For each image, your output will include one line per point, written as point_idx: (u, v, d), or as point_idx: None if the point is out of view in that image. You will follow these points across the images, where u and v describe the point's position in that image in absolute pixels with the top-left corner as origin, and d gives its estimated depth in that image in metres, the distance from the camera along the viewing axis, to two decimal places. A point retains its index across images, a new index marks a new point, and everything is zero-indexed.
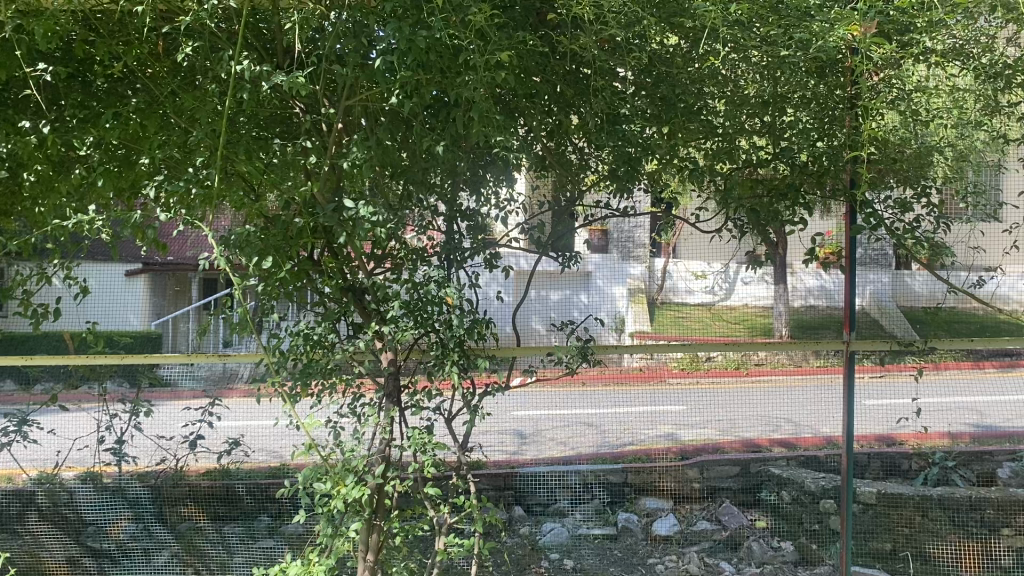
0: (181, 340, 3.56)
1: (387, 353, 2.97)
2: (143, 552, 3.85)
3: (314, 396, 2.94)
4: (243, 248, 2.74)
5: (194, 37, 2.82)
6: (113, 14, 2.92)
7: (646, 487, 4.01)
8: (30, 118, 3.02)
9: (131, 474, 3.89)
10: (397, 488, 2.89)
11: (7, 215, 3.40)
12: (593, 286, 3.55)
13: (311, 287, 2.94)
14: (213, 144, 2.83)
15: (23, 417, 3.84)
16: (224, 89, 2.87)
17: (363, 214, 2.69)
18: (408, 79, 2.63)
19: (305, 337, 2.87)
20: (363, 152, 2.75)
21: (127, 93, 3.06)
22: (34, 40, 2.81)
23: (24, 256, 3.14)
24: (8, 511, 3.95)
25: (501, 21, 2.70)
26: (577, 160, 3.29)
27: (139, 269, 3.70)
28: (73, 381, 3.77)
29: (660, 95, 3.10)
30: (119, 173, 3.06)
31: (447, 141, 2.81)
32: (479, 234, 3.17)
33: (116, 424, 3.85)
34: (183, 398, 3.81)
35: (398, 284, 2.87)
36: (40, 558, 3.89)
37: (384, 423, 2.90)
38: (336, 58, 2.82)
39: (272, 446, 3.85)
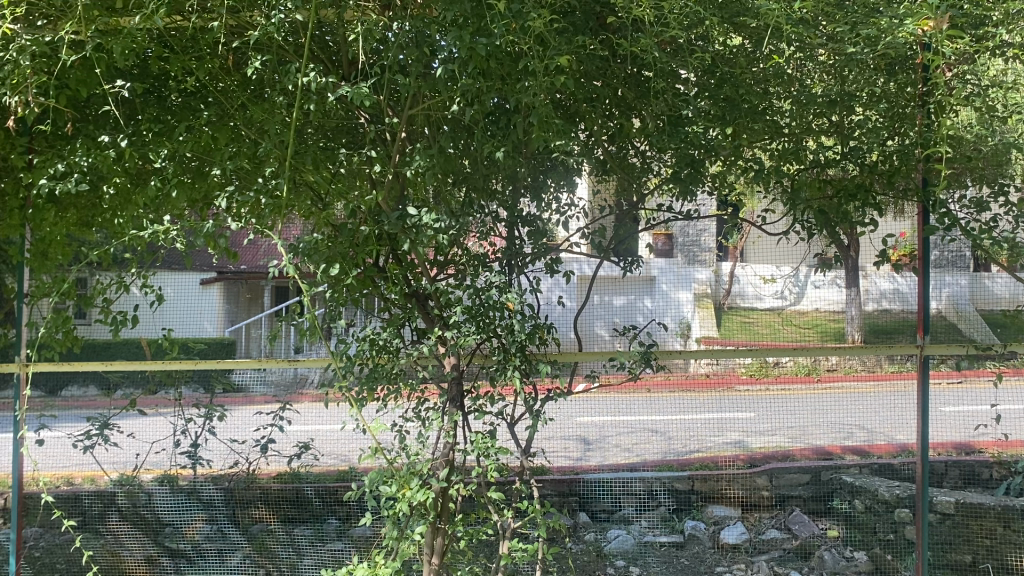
0: (253, 347, 3.65)
1: (450, 358, 3.01)
2: (216, 550, 3.95)
3: (379, 401, 2.99)
4: (311, 256, 2.82)
5: (263, 50, 2.94)
6: (186, 31, 3.02)
7: (713, 495, 4.09)
8: (109, 133, 3.12)
9: (205, 477, 4.03)
10: (461, 492, 2.91)
11: (88, 228, 3.40)
12: (657, 291, 3.51)
13: (376, 293, 2.97)
14: (281, 154, 2.91)
15: (105, 421, 3.95)
16: (291, 100, 2.95)
17: (426, 221, 2.77)
18: (469, 87, 2.68)
19: (372, 342, 2.92)
20: (425, 160, 2.82)
21: (199, 107, 3.15)
22: (113, 58, 2.92)
23: (103, 266, 3.23)
24: (91, 510, 4.08)
25: (561, 26, 2.71)
26: (639, 163, 3.28)
27: (215, 276, 3.67)
28: (152, 386, 3.87)
29: (724, 96, 3.06)
30: (192, 184, 3.14)
31: (508, 147, 2.80)
32: (541, 239, 3.19)
33: (191, 428, 3.97)
34: (254, 403, 3.90)
35: (460, 290, 2.90)
36: (120, 557, 4.02)
37: (448, 427, 2.96)
38: (399, 68, 2.86)
39: (341, 450, 4.00)
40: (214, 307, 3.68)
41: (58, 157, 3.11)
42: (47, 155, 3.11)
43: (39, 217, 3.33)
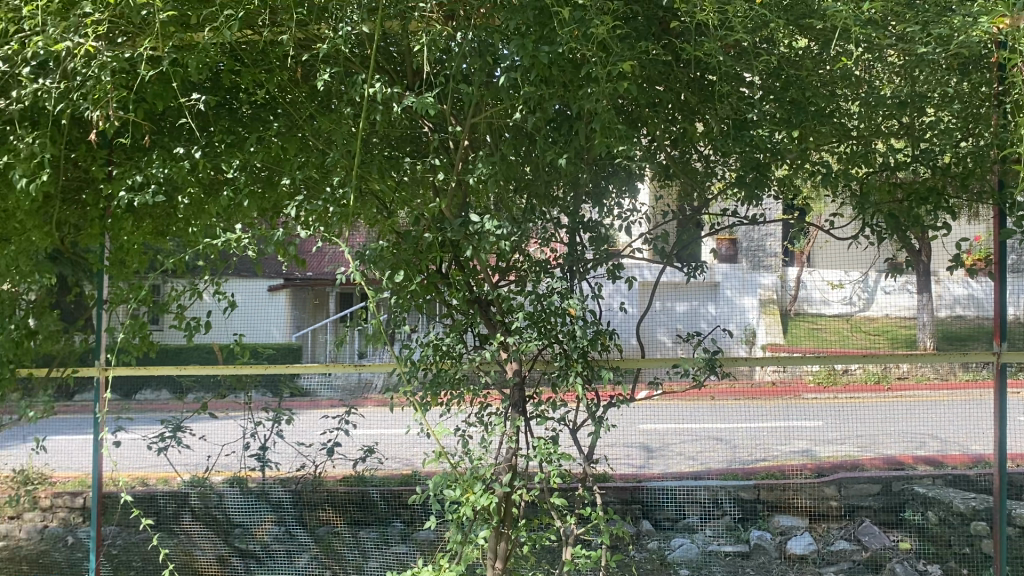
0: (319, 351, 3.71)
1: (512, 364, 3.04)
2: (285, 550, 3.99)
3: (443, 405, 2.99)
4: (377, 263, 2.85)
5: (330, 62, 3.01)
6: (257, 45, 3.11)
7: (779, 504, 4.17)
8: (184, 144, 3.21)
9: (275, 479, 4.18)
10: (524, 497, 2.92)
11: (163, 236, 3.49)
12: (722, 297, 3.47)
13: (439, 299, 3.02)
14: (349, 163, 3.00)
15: (178, 423, 4.12)
16: (358, 111, 3.02)
17: (488, 227, 2.78)
18: (532, 95, 2.69)
19: (435, 347, 2.95)
20: (488, 167, 2.84)
21: (269, 118, 3.25)
22: (188, 72, 3.02)
23: (177, 273, 3.27)
24: (167, 510, 4.20)
25: (624, 31, 2.68)
26: (702, 168, 3.25)
27: (282, 284, 3.85)
28: (222, 391, 3.95)
29: (789, 99, 3.01)
30: (262, 193, 3.24)
31: (571, 154, 2.81)
32: (603, 245, 3.16)
33: (260, 431, 4.16)
34: (321, 407, 4.05)
35: (522, 296, 2.92)
36: (193, 556, 4.09)
37: (510, 432, 2.98)
38: (462, 77, 2.90)
39: (405, 454, 4.13)
40: (282, 313, 3.86)
41: (136, 168, 3.18)
42: (126, 166, 3.18)
43: (118, 226, 3.37)
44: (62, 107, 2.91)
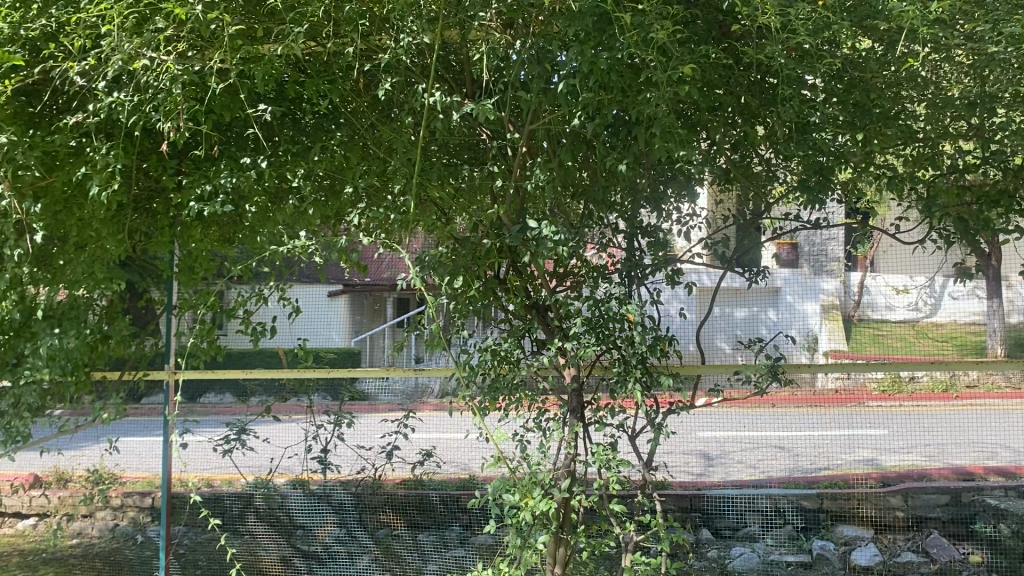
0: (378, 356, 3.80)
1: (570, 369, 3.03)
2: (346, 551, 4.03)
3: (501, 410, 3.03)
4: (436, 268, 2.89)
5: (391, 73, 3.06)
6: (320, 56, 3.17)
7: (843, 514, 4.09)
8: (251, 154, 3.29)
9: (336, 480, 4.31)
10: (583, 503, 2.91)
11: (229, 243, 3.61)
12: (782, 302, 3.52)
13: (497, 304, 3.06)
14: (409, 172, 3.06)
15: (243, 426, 4.15)
16: (418, 120, 3.06)
17: (547, 233, 2.78)
18: (590, 100, 2.70)
19: (493, 352, 2.97)
20: (546, 174, 2.86)
21: (331, 127, 3.34)
22: (255, 84, 3.11)
23: (244, 279, 3.35)
24: (231, 510, 4.25)
25: (683, 35, 2.66)
26: (764, 171, 3.18)
27: (342, 290, 3.94)
28: (285, 395, 4.11)
29: (853, 101, 2.95)
30: (326, 201, 3.32)
31: (630, 159, 2.80)
32: (661, 251, 3.06)
33: (322, 434, 4.29)
34: (379, 410, 4.13)
35: (580, 301, 2.93)
36: (258, 556, 4.12)
37: (568, 438, 2.95)
38: (521, 85, 2.94)
39: (463, 458, 4.26)
40: (341, 317, 3.91)
41: (204, 178, 3.25)
42: (195, 176, 3.26)
43: (187, 234, 3.48)
44: (135, 119, 3.01)
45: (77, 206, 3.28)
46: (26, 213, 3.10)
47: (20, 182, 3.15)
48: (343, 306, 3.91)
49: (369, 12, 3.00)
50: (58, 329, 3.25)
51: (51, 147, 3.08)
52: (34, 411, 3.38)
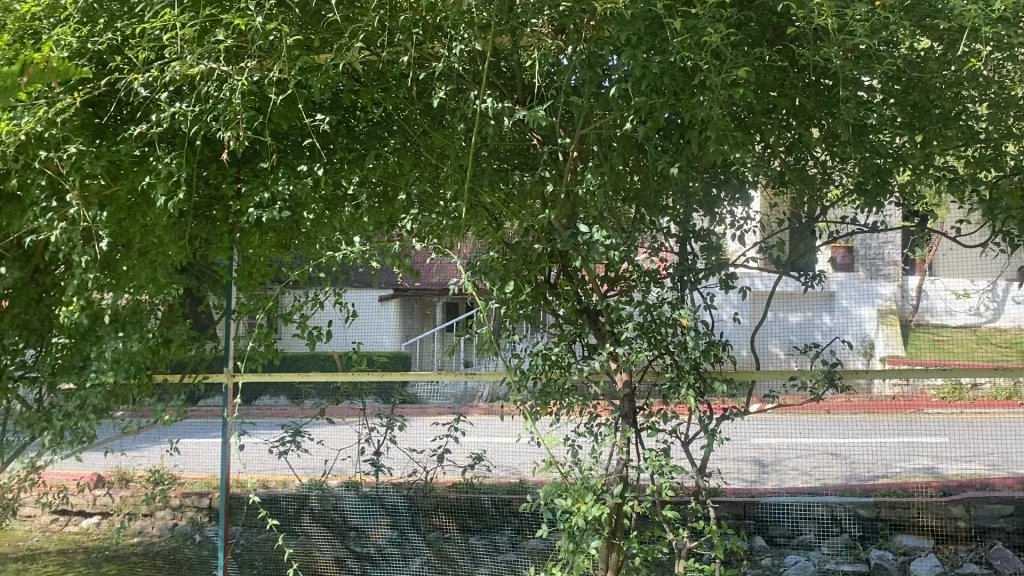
0: (426, 360, 3.82)
1: (621, 375, 3.03)
2: (400, 553, 4.12)
3: (552, 415, 3.03)
4: (486, 273, 2.96)
5: (445, 80, 3.10)
6: (375, 66, 3.22)
7: (903, 523, 4.12)
8: (306, 161, 3.35)
9: (388, 483, 4.32)
10: (636, 509, 2.91)
11: (286, 248, 3.60)
12: (837, 307, 3.37)
13: (547, 308, 3.07)
14: (461, 178, 3.11)
15: (298, 428, 4.24)
16: (471, 126, 3.10)
17: (597, 238, 2.80)
18: (642, 104, 2.69)
19: (544, 356, 2.99)
20: (598, 178, 2.85)
21: (384, 134, 3.38)
22: (311, 93, 3.17)
23: (299, 284, 3.44)
24: (287, 511, 4.36)
25: (737, 38, 2.66)
26: (820, 173, 3.14)
27: (391, 293, 3.86)
28: (338, 397, 4.17)
29: (911, 102, 2.90)
30: (379, 207, 3.37)
31: (682, 163, 2.79)
32: (715, 254, 3.05)
33: (375, 437, 4.27)
34: (429, 414, 4.12)
35: (631, 306, 2.91)
36: (313, 556, 4.23)
37: (620, 443, 2.96)
38: (572, 91, 2.94)
39: (513, 462, 4.19)
40: (391, 320, 3.86)
41: (263, 186, 3.31)
42: (253, 184, 3.33)
43: (246, 241, 3.54)
44: (196, 129, 3.09)
45: (141, 213, 3.38)
46: (93, 220, 3.20)
47: (87, 190, 3.25)
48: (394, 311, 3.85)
49: (422, 21, 3.05)
50: (122, 333, 3.37)
51: (117, 157, 3.18)
52: (99, 413, 3.47)
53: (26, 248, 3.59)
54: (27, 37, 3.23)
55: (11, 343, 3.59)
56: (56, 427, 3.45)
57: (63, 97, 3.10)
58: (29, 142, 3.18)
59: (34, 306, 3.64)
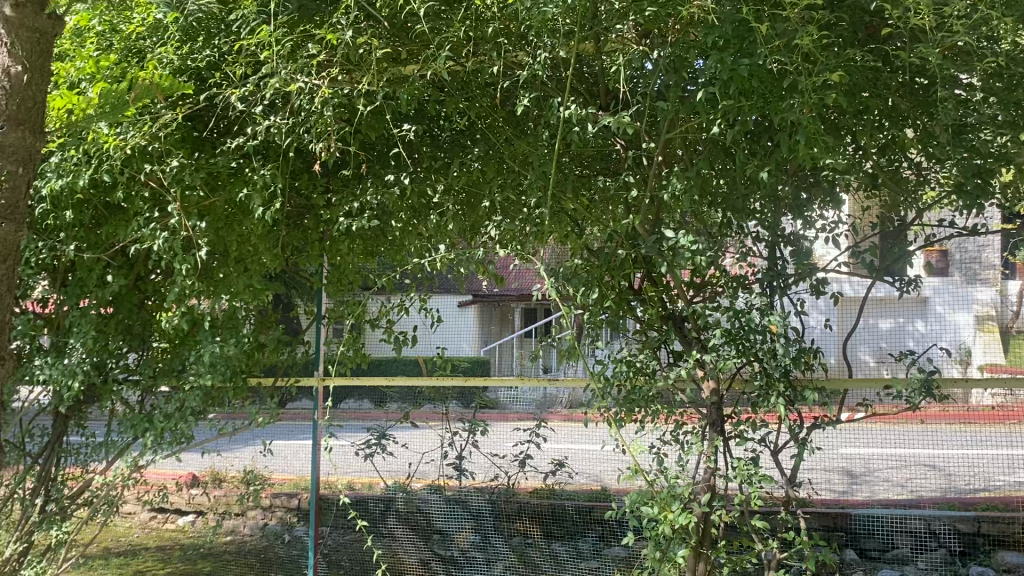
0: (504, 366, 3.78)
1: (708, 382, 2.98)
2: (483, 557, 4.12)
3: (638, 422, 3.00)
4: (570, 279, 2.99)
5: (530, 88, 3.13)
6: (459, 75, 3.25)
7: (1003, 539, 3.98)
8: (393, 171, 3.44)
9: (470, 487, 4.39)
10: (724, 518, 2.87)
11: (372, 256, 3.66)
12: (931, 313, 3.32)
13: (631, 314, 3.03)
14: (545, 185, 3.10)
15: (382, 431, 4.32)
16: (554, 133, 3.11)
17: (684, 243, 2.76)
18: (730, 108, 2.64)
19: (629, 364, 2.97)
20: (683, 183, 2.81)
21: (468, 143, 3.42)
22: (398, 104, 3.24)
23: (386, 291, 3.50)
24: (375, 512, 4.40)
25: (830, 38, 2.61)
26: (913, 176, 3.08)
27: (471, 299, 3.95)
28: (421, 402, 4.13)
29: (1015, 100, 2.77)
30: (463, 215, 3.42)
31: (771, 166, 2.75)
32: (806, 260, 2.93)
33: (457, 441, 4.32)
34: (510, 419, 4.19)
35: (719, 312, 2.89)
36: (399, 558, 4.26)
37: (707, 452, 2.94)
38: (657, 95, 2.93)
39: (595, 470, 4.44)
40: (470, 326, 3.94)
41: (353, 195, 3.43)
42: (343, 194, 3.46)
43: (334, 248, 3.63)
44: (290, 141, 3.20)
45: (237, 223, 3.50)
46: (192, 229, 3.35)
47: (187, 201, 3.39)
48: (473, 318, 3.94)
49: (506, 29, 3.09)
50: (219, 338, 3.52)
51: (214, 168, 3.31)
52: (196, 415, 3.60)
53: (129, 257, 3.74)
54: (132, 56, 3.39)
55: (116, 348, 3.75)
56: (157, 428, 3.59)
57: (166, 113, 3.25)
58: (134, 155, 3.33)
59: (136, 312, 3.79)
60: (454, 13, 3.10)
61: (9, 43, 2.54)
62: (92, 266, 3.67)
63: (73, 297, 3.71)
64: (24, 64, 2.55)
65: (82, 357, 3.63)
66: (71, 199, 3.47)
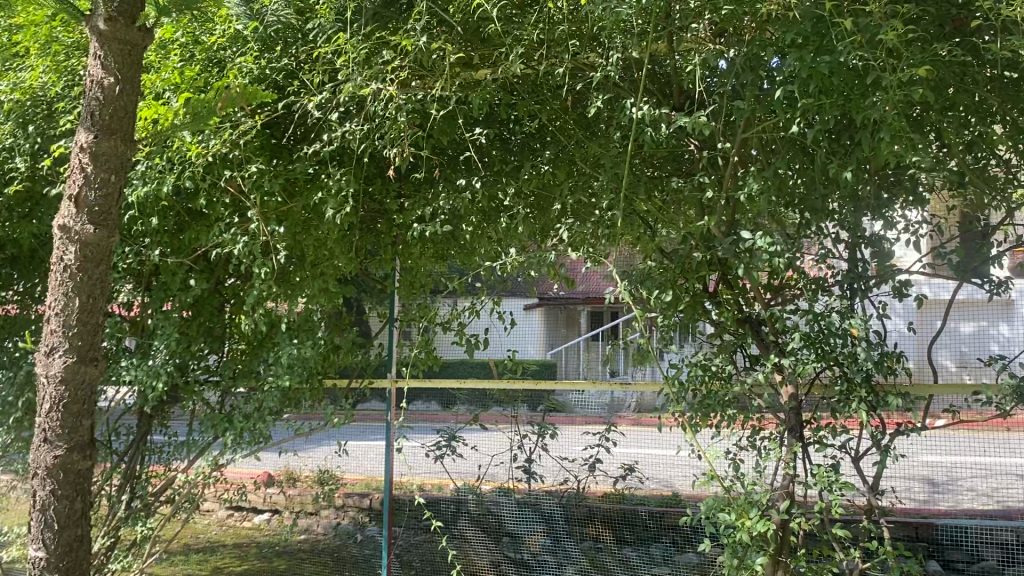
0: (573, 368, 3.79)
1: (787, 387, 2.93)
2: (555, 560, 4.13)
3: (714, 427, 2.95)
4: (644, 282, 2.95)
5: (602, 90, 3.12)
6: (530, 78, 3.27)
7: None
8: (465, 175, 3.46)
9: (540, 490, 4.39)
10: (803, 526, 2.81)
11: (444, 259, 3.69)
12: (1017, 318, 3.10)
13: (705, 317, 2.97)
14: (617, 186, 3.09)
15: (452, 433, 4.30)
16: (626, 134, 3.10)
17: (762, 245, 2.72)
18: (810, 106, 2.58)
19: (704, 368, 2.92)
20: (760, 183, 2.76)
21: (539, 146, 3.43)
22: (471, 108, 3.27)
23: (458, 293, 3.53)
24: (447, 513, 4.40)
25: (915, 33, 2.54)
26: (1002, 174, 2.98)
27: (536, 302, 3.79)
28: (489, 404, 4.10)
29: None
30: (534, 218, 3.42)
31: (853, 166, 2.68)
32: (886, 261, 2.90)
33: (526, 444, 4.34)
34: (578, 423, 4.10)
35: (797, 316, 2.84)
36: (471, 559, 4.30)
37: (786, 458, 2.88)
38: (733, 95, 2.88)
39: (665, 476, 4.22)
40: (534, 330, 3.85)
41: (424, 200, 3.47)
42: (416, 198, 3.50)
43: (407, 252, 3.70)
44: (365, 146, 3.25)
45: (313, 227, 3.56)
46: (271, 235, 3.44)
47: (265, 206, 3.48)
48: (538, 321, 3.84)
49: (578, 31, 3.09)
50: (296, 340, 3.60)
51: (292, 174, 3.40)
52: (274, 415, 3.68)
53: (210, 261, 3.85)
54: (213, 66, 3.50)
55: (198, 349, 3.87)
56: (237, 428, 3.68)
57: (246, 121, 3.36)
58: (214, 162, 3.43)
59: (217, 315, 3.90)
60: (525, 16, 3.12)
61: (102, 56, 2.63)
62: (175, 270, 3.79)
63: (157, 300, 3.84)
64: (116, 76, 2.63)
65: (165, 358, 3.75)
66: (155, 205, 3.59)
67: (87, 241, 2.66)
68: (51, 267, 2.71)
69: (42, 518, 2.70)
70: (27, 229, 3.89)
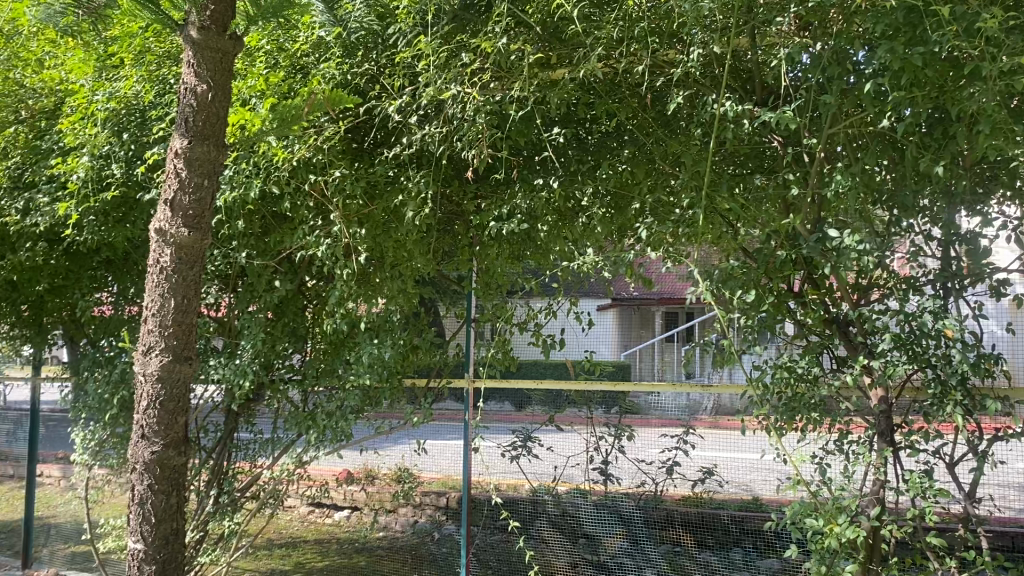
0: (647, 368, 3.68)
1: (878, 390, 2.87)
2: (634, 563, 4.08)
3: (800, 430, 2.87)
4: (727, 282, 2.89)
5: (682, 87, 3.10)
6: (609, 77, 3.25)
7: None
8: (542, 175, 3.44)
9: (616, 492, 4.37)
10: (894, 534, 2.73)
11: (519, 259, 3.62)
12: None
13: (790, 318, 2.91)
14: (698, 184, 3.07)
15: (528, 433, 4.27)
16: (707, 131, 3.05)
17: (850, 243, 2.67)
18: (901, 99, 2.51)
19: (788, 370, 2.86)
20: (848, 180, 2.68)
21: (617, 144, 3.38)
22: (548, 108, 3.26)
23: (536, 294, 3.62)
24: (524, 512, 4.38)
25: (1016, 20, 2.43)
26: None
27: (610, 302, 3.67)
28: (564, 407, 4.11)
29: None
30: (611, 218, 3.37)
31: (947, 160, 2.58)
32: (984, 259, 2.74)
33: (603, 445, 4.32)
34: (654, 424, 4.06)
35: (887, 316, 2.75)
36: (550, 560, 4.28)
37: (876, 463, 2.80)
38: (819, 89, 2.81)
39: (744, 479, 4.19)
40: (607, 332, 3.71)
41: (502, 201, 3.48)
42: (493, 199, 3.50)
43: (485, 253, 3.64)
44: (444, 149, 3.29)
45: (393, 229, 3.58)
46: (353, 236, 3.50)
47: (348, 209, 3.56)
48: (611, 322, 3.71)
49: (658, 28, 3.06)
50: (377, 340, 3.64)
51: (373, 177, 3.47)
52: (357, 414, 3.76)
53: (293, 263, 3.93)
54: (297, 72, 3.59)
55: (282, 348, 3.97)
56: (320, 426, 3.81)
57: (329, 125, 3.43)
58: (299, 166, 3.52)
59: (301, 315, 3.99)
60: (604, 14, 3.15)
61: (195, 64, 2.73)
62: (260, 271, 3.89)
63: (244, 301, 3.95)
64: (207, 84, 2.73)
65: (252, 358, 3.87)
66: (242, 209, 3.70)
67: (181, 245, 2.75)
68: (148, 269, 2.81)
69: (140, 511, 2.81)
70: (122, 232, 4.05)
